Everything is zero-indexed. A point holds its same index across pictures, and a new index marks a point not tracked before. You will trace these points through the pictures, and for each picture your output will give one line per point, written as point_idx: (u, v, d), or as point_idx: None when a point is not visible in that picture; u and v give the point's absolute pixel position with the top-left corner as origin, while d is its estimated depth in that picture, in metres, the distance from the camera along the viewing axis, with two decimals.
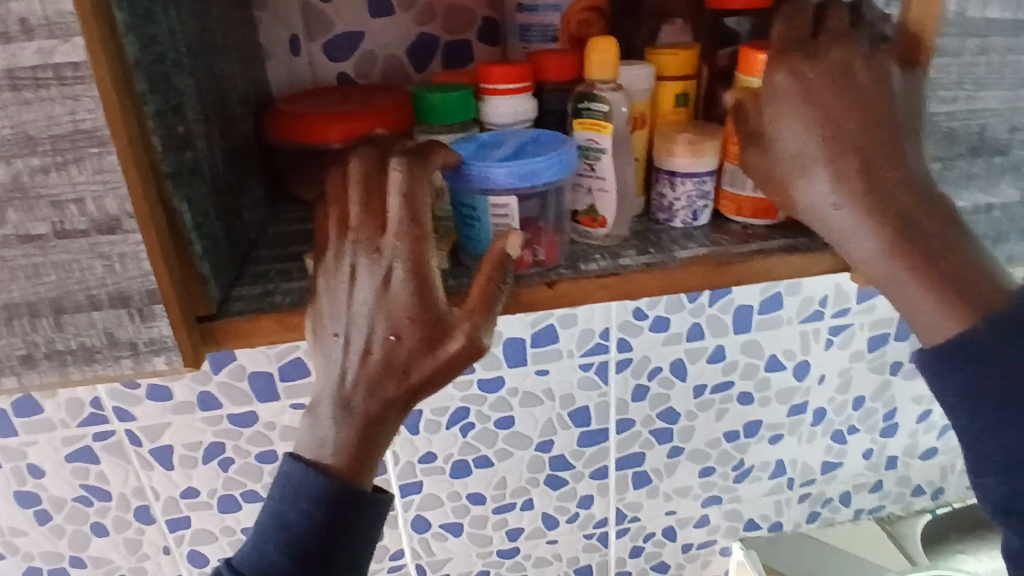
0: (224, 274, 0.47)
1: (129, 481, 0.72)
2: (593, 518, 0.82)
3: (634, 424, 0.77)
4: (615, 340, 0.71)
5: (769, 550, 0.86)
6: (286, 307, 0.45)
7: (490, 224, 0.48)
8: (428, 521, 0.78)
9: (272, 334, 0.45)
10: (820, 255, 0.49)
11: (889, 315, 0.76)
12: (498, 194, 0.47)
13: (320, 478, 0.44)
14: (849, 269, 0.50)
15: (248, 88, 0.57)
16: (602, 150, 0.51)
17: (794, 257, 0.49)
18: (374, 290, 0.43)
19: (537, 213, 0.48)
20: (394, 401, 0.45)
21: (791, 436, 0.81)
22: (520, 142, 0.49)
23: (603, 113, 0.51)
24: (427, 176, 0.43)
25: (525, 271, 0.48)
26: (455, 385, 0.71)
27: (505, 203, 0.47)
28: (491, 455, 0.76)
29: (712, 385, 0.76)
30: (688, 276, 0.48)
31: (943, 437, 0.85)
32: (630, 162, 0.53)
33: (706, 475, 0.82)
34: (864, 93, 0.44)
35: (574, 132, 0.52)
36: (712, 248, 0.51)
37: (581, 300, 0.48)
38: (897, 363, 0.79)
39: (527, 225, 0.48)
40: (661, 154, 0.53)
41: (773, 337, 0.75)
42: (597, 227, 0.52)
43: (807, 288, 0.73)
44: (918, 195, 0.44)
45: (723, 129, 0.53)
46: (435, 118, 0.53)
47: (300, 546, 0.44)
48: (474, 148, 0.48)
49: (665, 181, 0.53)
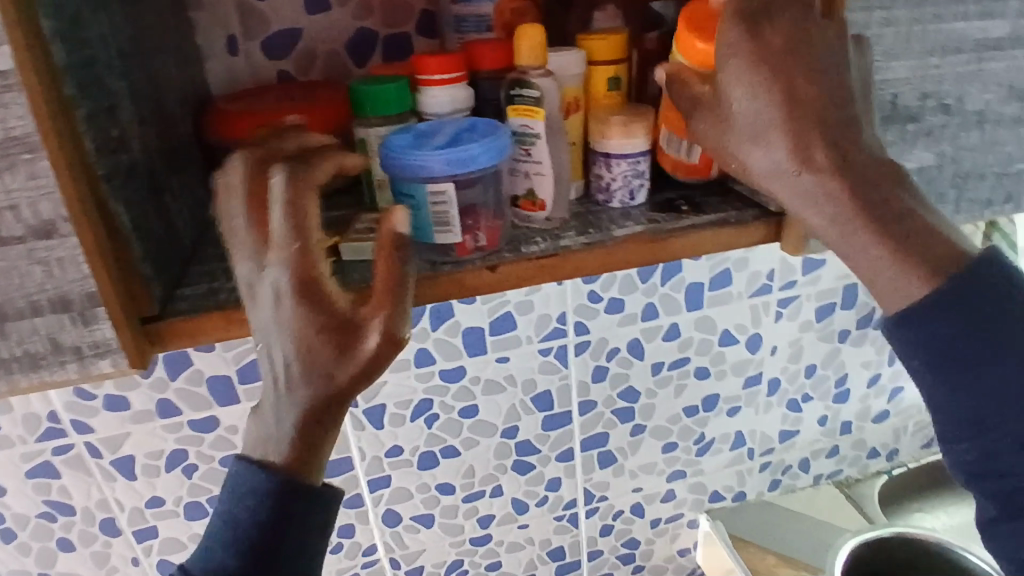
0: (167, 275, 0.47)
1: (92, 494, 0.72)
2: (562, 499, 0.84)
3: (596, 405, 0.78)
4: (572, 323, 0.73)
5: (734, 520, 0.89)
6: (229, 305, 0.46)
7: (430, 212, 0.49)
8: (399, 514, 0.79)
9: (215, 332, 0.46)
10: (750, 228, 0.54)
11: (834, 284, 0.79)
12: (436, 181, 0.48)
13: (264, 476, 0.43)
14: (776, 238, 0.55)
15: (186, 89, 0.57)
16: (536, 135, 0.53)
17: (726, 230, 0.53)
18: (272, 301, 0.43)
19: (479, 199, 0.50)
20: (325, 402, 0.44)
21: (748, 407, 0.84)
22: (455, 130, 0.50)
23: (535, 99, 0.53)
24: (313, 180, 0.43)
25: (468, 256, 0.50)
26: (417, 377, 0.72)
27: (443, 189, 0.48)
28: (457, 444, 0.77)
29: (669, 361, 0.78)
30: (626, 252, 0.52)
31: (893, 399, 0.89)
32: (565, 147, 0.56)
33: (669, 450, 0.84)
34: (817, 57, 0.43)
35: (509, 118, 0.54)
36: (648, 225, 0.54)
37: (522, 280, 0.50)
38: (844, 331, 0.82)
39: (468, 212, 0.49)
40: (596, 138, 0.56)
41: (724, 312, 0.77)
42: (536, 210, 0.54)
43: (754, 262, 0.75)
44: (869, 156, 0.45)
45: (654, 112, 0.57)
46: (372, 110, 0.53)
47: (247, 545, 0.43)
48: (410, 138, 0.49)
49: (602, 162, 0.56)
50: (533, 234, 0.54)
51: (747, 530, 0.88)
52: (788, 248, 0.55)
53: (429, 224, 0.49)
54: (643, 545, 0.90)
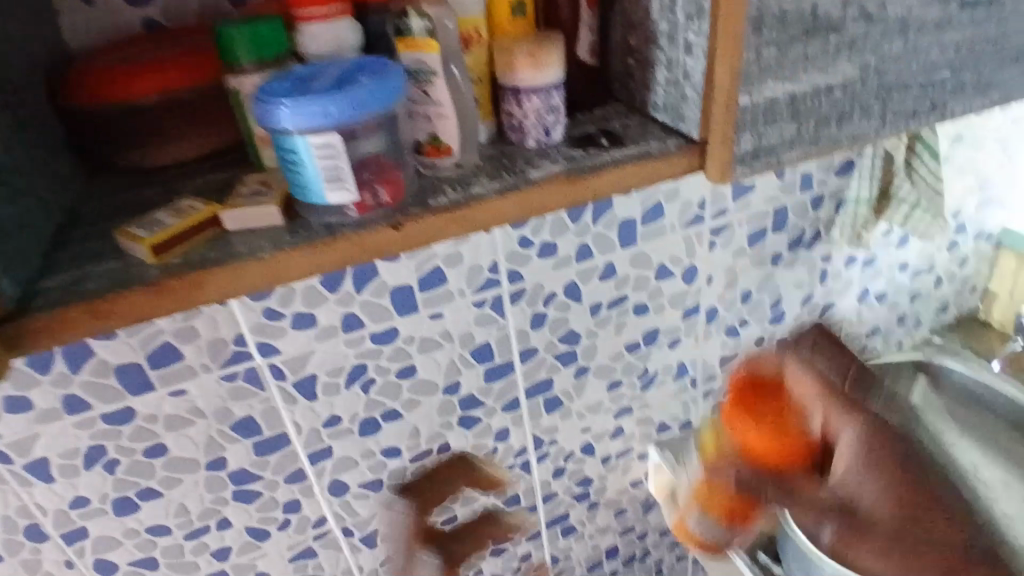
0: (20, 269, 0.45)
1: (8, 502, 0.66)
2: (513, 448, 0.83)
3: (538, 353, 0.77)
4: (505, 272, 0.70)
5: (682, 448, 0.90)
6: (92, 295, 0.44)
7: (315, 168, 0.47)
8: (346, 484, 0.77)
9: (83, 327, 0.44)
10: (672, 159, 0.55)
11: (766, 208, 0.79)
12: (316, 133, 0.45)
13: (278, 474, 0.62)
14: (698, 166, 0.57)
15: (31, 51, 0.53)
16: (432, 73, 0.53)
17: (647, 162, 0.55)
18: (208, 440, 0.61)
19: (381, 148, 0.49)
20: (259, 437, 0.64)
21: (687, 338, 0.84)
22: (341, 71, 0.48)
23: (426, 29, 0.52)
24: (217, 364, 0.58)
25: (368, 215, 0.49)
26: (347, 343, 0.67)
27: (326, 140, 0.46)
28: (399, 407, 0.74)
29: (608, 300, 0.77)
30: (544, 193, 0.52)
31: (826, 315, 0.91)
32: (464, 81, 0.54)
33: (614, 388, 0.84)
34: None
35: (400, 53, 0.53)
36: (564, 164, 0.55)
37: (430, 236, 0.50)
38: (777, 254, 0.82)
39: (370, 164, 0.49)
40: (504, 70, 0.55)
41: (658, 245, 0.76)
42: (441, 156, 0.54)
43: (684, 193, 0.74)
44: None
45: (559, 35, 0.56)
46: (250, 51, 0.51)
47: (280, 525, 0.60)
48: (291, 84, 0.47)
49: (511, 98, 0.56)
50: (443, 182, 0.53)
51: None
52: (711, 175, 0.56)
53: (315, 181, 0.48)
54: (596, 481, 0.92)
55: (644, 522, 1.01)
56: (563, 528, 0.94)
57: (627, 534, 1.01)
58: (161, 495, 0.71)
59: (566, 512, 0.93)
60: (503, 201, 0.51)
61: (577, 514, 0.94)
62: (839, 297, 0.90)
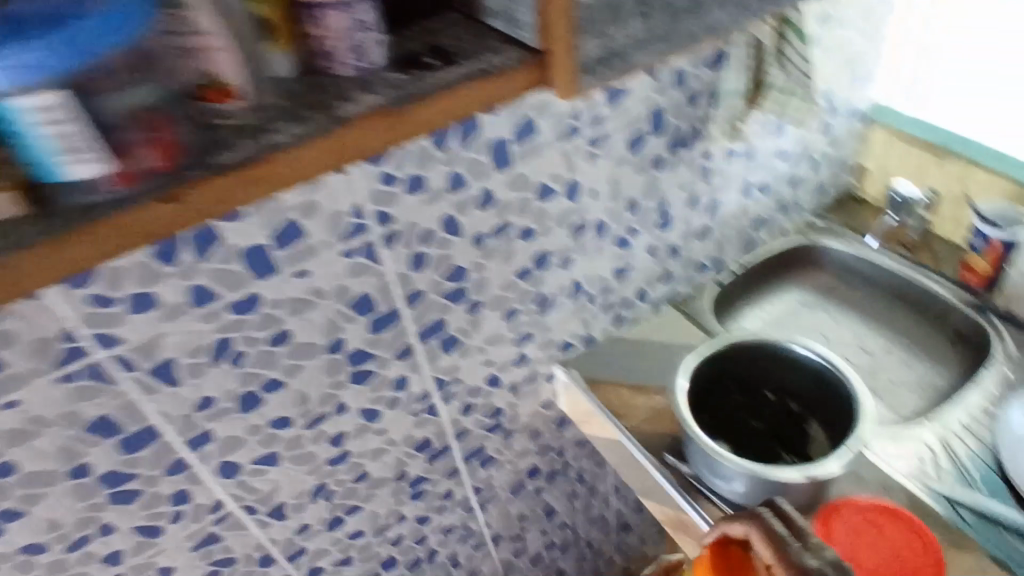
0: None
1: None
2: (415, 395, 0.80)
3: (424, 295, 0.72)
4: (372, 214, 0.64)
5: (587, 364, 0.90)
6: None
7: (49, 138, 0.44)
8: (237, 465, 0.72)
9: None
10: (500, 80, 0.55)
11: (641, 110, 0.75)
12: (43, 94, 0.41)
13: None
14: (532, 84, 0.57)
15: None
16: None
17: (473, 85, 0.55)
18: None
19: (147, 102, 0.47)
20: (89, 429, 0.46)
21: (579, 256, 0.82)
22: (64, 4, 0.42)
23: None
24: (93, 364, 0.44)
25: (144, 181, 0.46)
26: (201, 321, 0.60)
27: (56, 102, 0.42)
28: (279, 375, 0.68)
29: (491, 230, 0.72)
30: (365, 132, 0.51)
31: (711, 213, 0.91)
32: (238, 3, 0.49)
33: (511, 318, 0.81)
34: None
35: None
36: (386, 95, 0.53)
37: (234, 197, 0.48)
38: (658, 158, 0.80)
39: (128, 125, 0.46)
40: None
41: (535, 164, 0.71)
42: (226, 99, 0.52)
43: (555, 104, 0.68)
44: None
45: None
46: None
47: None
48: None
49: (308, 17, 0.53)
50: (231, 135, 0.50)
51: (602, 371, 0.89)
52: (557, 86, 0.55)
53: (57, 151, 0.44)
54: (507, 410, 0.91)
55: (561, 440, 1.01)
56: (481, 460, 0.94)
57: (545, 454, 1.01)
58: (20, 516, 0.62)
59: (481, 445, 0.92)
60: (286, 154, 0.49)
61: (492, 445, 0.93)
62: (722, 193, 0.90)
